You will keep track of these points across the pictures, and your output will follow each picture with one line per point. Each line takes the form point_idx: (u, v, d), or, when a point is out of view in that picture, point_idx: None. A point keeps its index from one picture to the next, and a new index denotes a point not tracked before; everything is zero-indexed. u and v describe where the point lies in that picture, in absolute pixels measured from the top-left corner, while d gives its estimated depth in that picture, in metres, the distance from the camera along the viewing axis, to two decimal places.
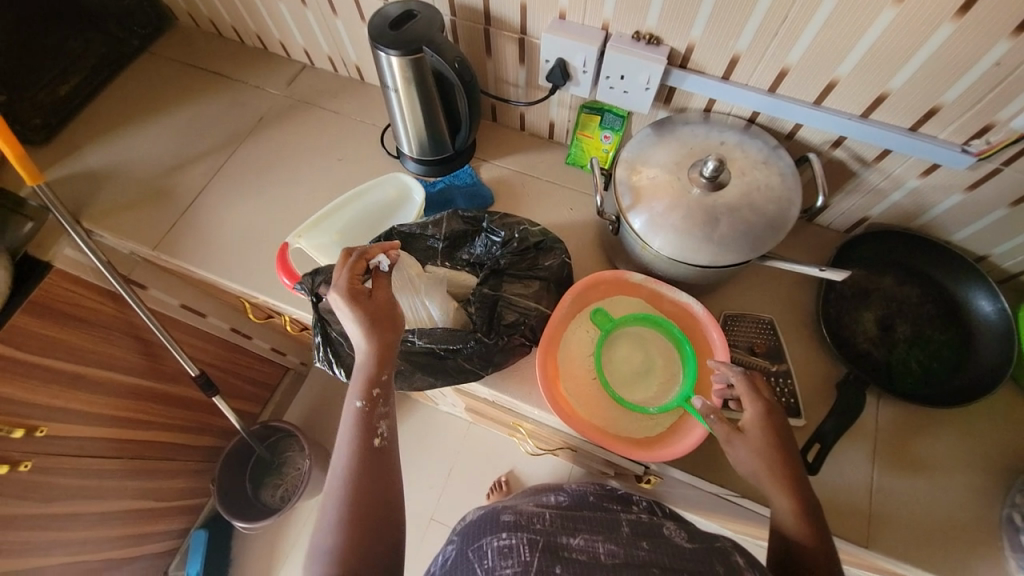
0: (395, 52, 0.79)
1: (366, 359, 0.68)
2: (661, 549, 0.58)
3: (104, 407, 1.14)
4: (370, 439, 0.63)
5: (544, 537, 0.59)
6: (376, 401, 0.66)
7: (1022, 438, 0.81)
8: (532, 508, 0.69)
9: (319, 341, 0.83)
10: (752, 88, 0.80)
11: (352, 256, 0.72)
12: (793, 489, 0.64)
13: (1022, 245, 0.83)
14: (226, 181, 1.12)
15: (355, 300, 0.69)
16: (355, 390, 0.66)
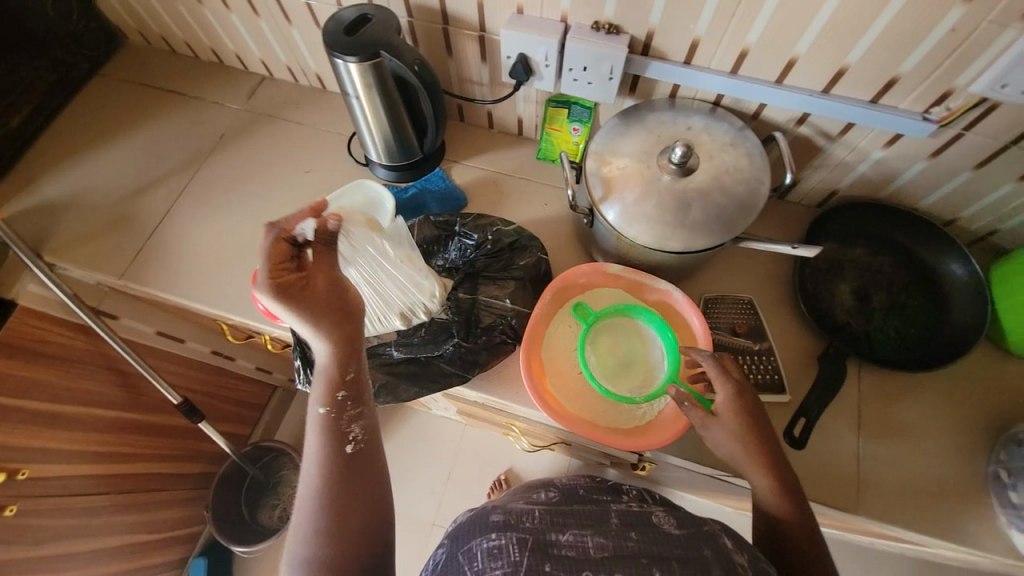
0: (353, 58, 0.77)
1: (324, 361, 0.64)
2: (650, 537, 0.58)
3: (87, 443, 1.10)
4: (342, 446, 0.62)
5: (534, 536, 0.58)
6: (342, 405, 0.63)
7: (1001, 394, 0.84)
8: (522, 505, 0.69)
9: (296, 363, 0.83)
10: (715, 70, 0.80)
11: (271, 238, 0.62)
12: (769, 467, 0.66)
13: (988, 207, 0.85)
14: (191, 202, 1.09)
15: (295, 299, 0.62)
16: (319, 394, 0.63)
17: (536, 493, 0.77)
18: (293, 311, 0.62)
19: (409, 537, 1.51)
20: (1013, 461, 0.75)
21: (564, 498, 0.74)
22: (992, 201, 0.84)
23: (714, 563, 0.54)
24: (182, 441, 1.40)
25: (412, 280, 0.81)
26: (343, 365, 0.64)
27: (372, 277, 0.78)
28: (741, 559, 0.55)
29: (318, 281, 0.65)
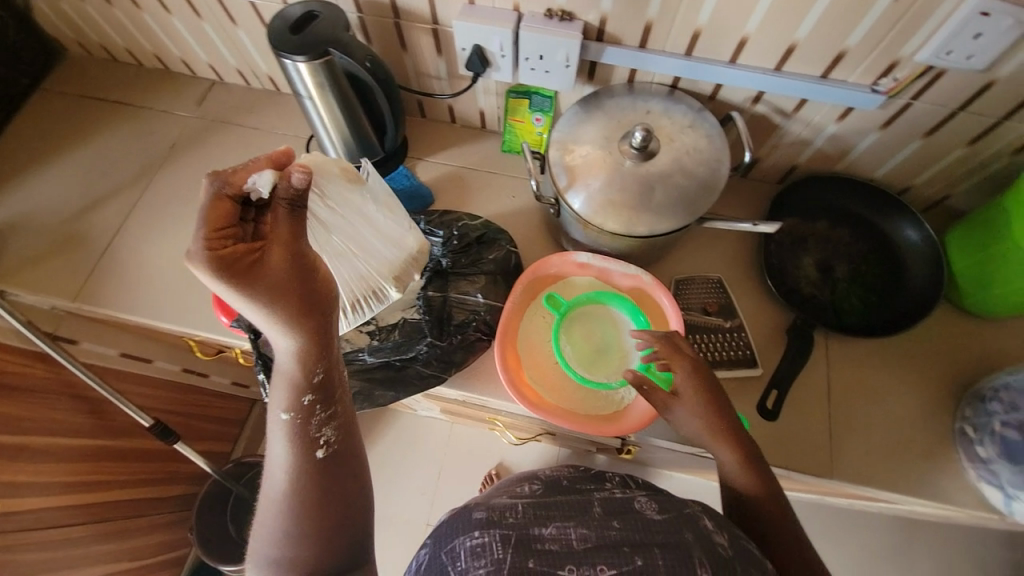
0: (301, 57, 0.75)
1: (287, 360, 0.58)
2: (632, 524, 0.58)
3: (57, 474, 1.06)
4: (313, 451, 0.59)
5: (517, 533, 0.57)
6: (309, 410, 0.59)
7: (962, 351, 0.87)
8: (504, 499, 0.67)
9: (263, 377, 0.77)
10: (670, 53, 0.80)
11: (214, 195, 0.50)
12: (733, 441, 0.67)
13: (939, 173, 0.88)
14: (146, 216, 1.04)
15: (243, 283, 0.52)
16: (283, 399, 0.58)
17: (521, 487, 0.74)
18: (242, 296, 0.53)
19: (404, 540, 1.50)
20: (978, 417, 0.78)
21: (547, 489, 0.72)
22: (942, 167, 0.87)
23: (694, 547, 0.54)
24: (159, 464, 1.36)
25: (397, 236, 0.78)
26: (308, 367, 0.58)
27: (357, 239, 0.74)
28: (721, 540, 0.57)
29: (275, 255, 0.53)
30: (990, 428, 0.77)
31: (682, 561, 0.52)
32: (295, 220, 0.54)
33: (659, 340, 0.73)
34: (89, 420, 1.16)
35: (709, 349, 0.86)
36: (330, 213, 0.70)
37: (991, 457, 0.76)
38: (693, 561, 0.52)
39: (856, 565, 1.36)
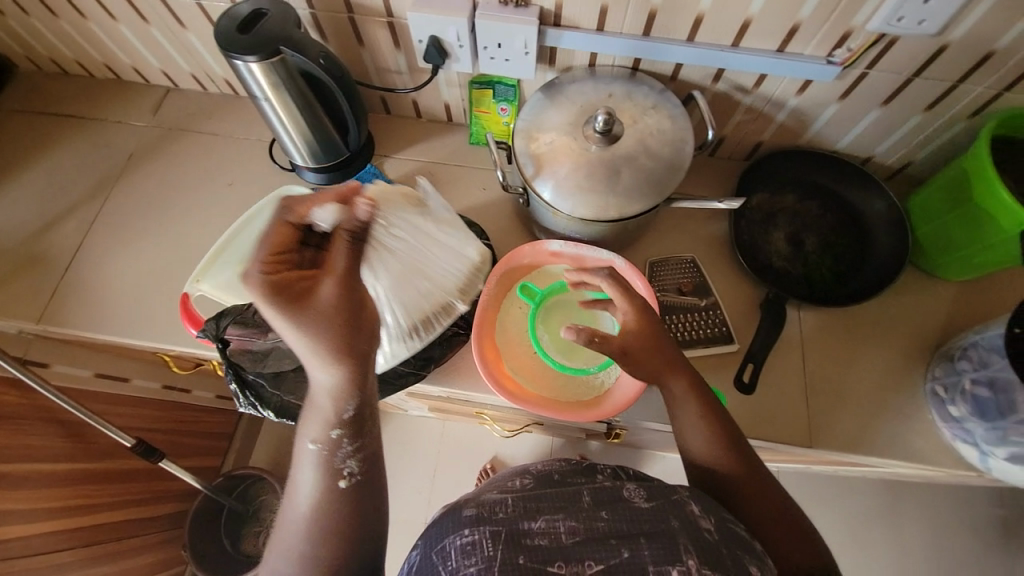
0: (252, 57, 0.73)
1: (323, 391, 0.58)
2: (621, 514, 0.57)
3: (37, 501, 1.03)
4: (336, 481, 0.57)
5: (508, 529, 0.56)
6: (337, 442, 0.58)
7: (931, 314, 0.89)
8: (493, 492, 0.64)
9: (235, 387, 0.73)
10: (628, 35, 0.80)
11: (282, 222, 0.62)
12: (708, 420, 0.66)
13: (899, 140, 0.89)
14: (108, 232, 1.01)
15: (290, 303, 0.57)
16: (315, 428, 0.58)
17: (509, 483, 0.67)
18: (287, 316, 0.56)
19: (405, 540, 1.49)
20: (947, 377, 0.81)
21: (539, 484, 0.65)
22: (903, 134, 0.88)
23: (680, 535, 0.54)
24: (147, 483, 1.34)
25: (458, 253, 0.83)
26: (341, 400, 0.58)
27: (424, 259, 0.80)
28: (707, 525, 0.56)
29: (324, 284, 0.59)
30: (960, 388, 0.78)
31: (668, 551, 0.52)
32: (347, 253, 0.62)
33: (608, 282, 0.74)
34: (68, 444, 1.11)
35: (686, 328, 0.87)
36: (399, 233, 0.77)
37: (964, 416, 0.78)
38: (679, 551, 0.52)
39: (849, 529, 1.39)
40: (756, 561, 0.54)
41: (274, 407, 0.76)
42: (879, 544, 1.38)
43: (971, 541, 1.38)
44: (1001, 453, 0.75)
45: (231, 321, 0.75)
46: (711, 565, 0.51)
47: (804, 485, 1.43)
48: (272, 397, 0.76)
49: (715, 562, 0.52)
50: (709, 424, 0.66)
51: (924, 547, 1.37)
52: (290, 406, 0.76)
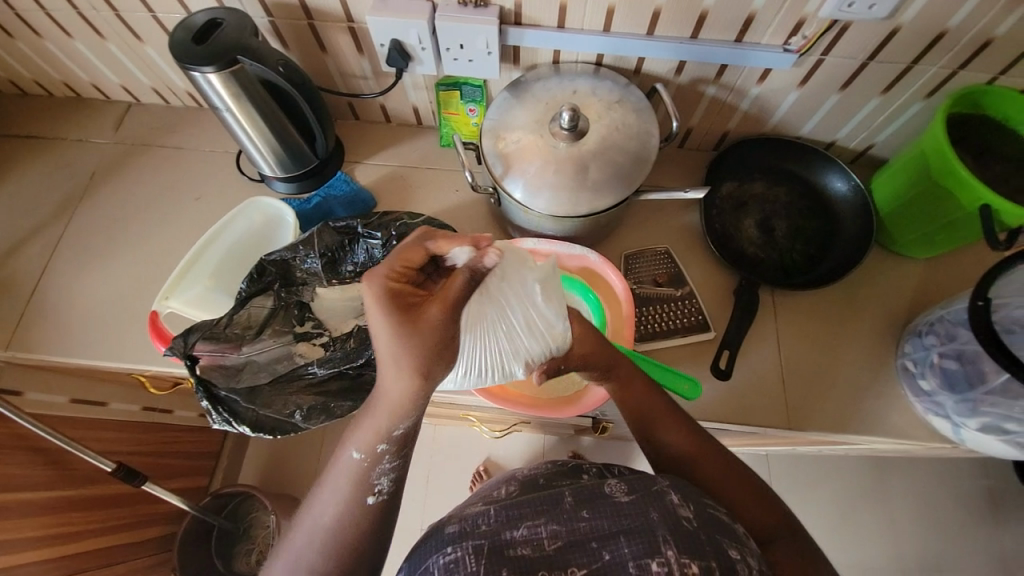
0: (209, 68, 0.72)
1: (386, 402, 0.57)
2: (601, 511, 0.57)
3: (20, 531, 0.99)
4: (365, 497, 0.58)
5: (492, 542, 0.56)
6: (379, 456, 0.59)
7: (900, 292, 0.91)
8: (478, 504, 0.65)
9: (206, 405, 0.72)
10: (589, 31, 0.80)
11: (414, 241, 0.62)
12: (675, 423, 0.69)
13: (860, 124, 0.91)
14: (75, 254, 0.99)
15: (397, 316, 0.55)
16: (364, 440, 0.58)
17: (496, 491, 0.69)
18: (388, 329, 0.55)
19: (402, 548, 1.48)
20: (916, 352, 0.83)
21: (524, 490, 0.67)
22: (864, 117, 0.90)
23: (660, 527, 0.54)
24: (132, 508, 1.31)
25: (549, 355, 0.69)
26: (397, 417, 0.57)
27: (521, 348, 0.65)
28: (686, 513, 0.57)
29: (431, 306, 0.56)
30: (929, 362, 0.81)
31: (648, 545, 0.53)
32: (463, 287, 0.58)
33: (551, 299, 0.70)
34: (48, 471, 1.08)
35: (663, 319, 0.88)
36: (511, 310, 0.63)
37: (934, 390, 0.80)
38: (658, 543, 0.53)
39: (841, 508, 1.42)
40: (736, 546, 0.55)
41: (250, 421, 0.74)
42: (870, 520, 1.41)
43: (960, 510, 1.41)
44: (972, 425, 0.76)
45: (200, 337, 0.72)
46: (691, 555, 0.52)
47: (794, 467, 1.46)
48: (247, 412, 0.74)
49: (694, 551, 0.52)
50: (675, 423, 0.69)
51: (914, 519, 1.40)
52: (267, 420, 0.74)
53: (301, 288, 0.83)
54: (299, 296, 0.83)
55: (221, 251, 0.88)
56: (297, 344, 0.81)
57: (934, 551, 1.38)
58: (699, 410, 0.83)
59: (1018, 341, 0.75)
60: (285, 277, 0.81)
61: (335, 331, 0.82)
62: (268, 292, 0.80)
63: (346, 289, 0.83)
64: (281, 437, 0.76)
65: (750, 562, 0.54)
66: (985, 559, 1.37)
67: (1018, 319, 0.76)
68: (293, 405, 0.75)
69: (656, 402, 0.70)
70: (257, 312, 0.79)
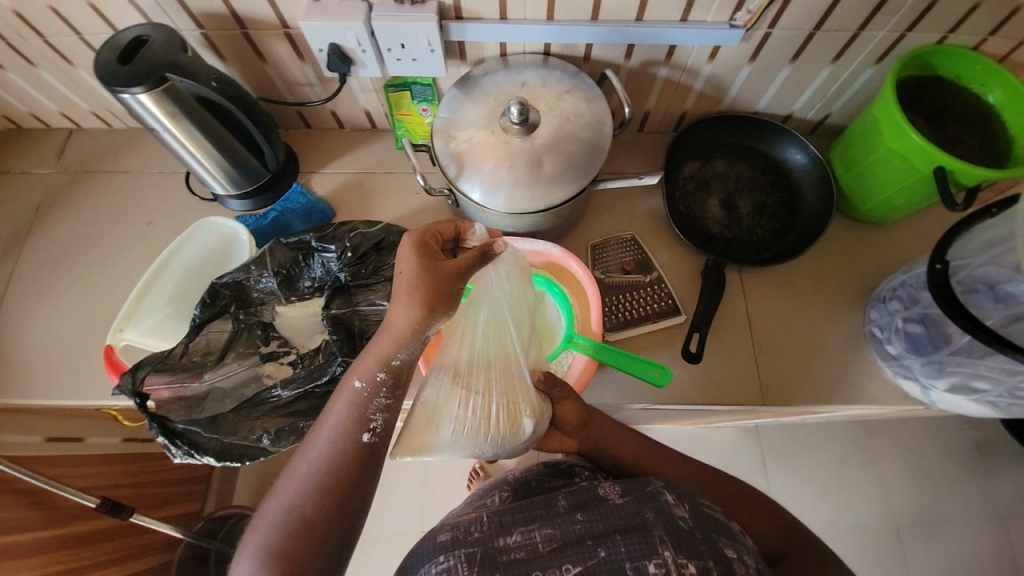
0: (138, 88, 0.69)
1: (390, 330, 0.65)
2: (596, 514, 0.53)
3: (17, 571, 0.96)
4: (359, 435, 0.61)
5: (484, 549, 0.52)
6: (378, 386, 0.64)
7: (865, 260, 0.91)
8: (471, 513, 0.60)
9: (164, 439, 0.70)
10: (532, 20, 0.78)
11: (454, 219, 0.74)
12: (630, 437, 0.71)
13: (814, 95, 0.91)
14: (28, 291, 0.95)
15: (426, 256, 0.66)
16: (366, 369, 0.64)
17: (488, 499, 0.63)
18: (416, 259, 0.66)
19: None
20: (881, 319, 0.84)
21: (515, 496, 0.62)
22: (817, 87, 0.89)
23: (657, 527, 0.50)
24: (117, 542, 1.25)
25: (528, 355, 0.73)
26: (399, 346, 0.65)
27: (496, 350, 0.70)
28: (682, 513, 0.52)
29: (448, 266, 0.66)
30: (895, 327, 0.82)
31: (645, 545, 0.49)
32: (471, 259, 0.68)
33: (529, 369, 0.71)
34: (38, 512, 1.07)
35: (634, 306, 0.87)
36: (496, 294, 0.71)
37: (901, 353, 0.81)
38: (655, 544, 0.49)
39: (838, 472, 1.40)
40: (734, 544, 0.51)
41: (213, 451, 0.72)
42: (868, 482, 1.39)
43: (961, 461, 1.39)
44: (941, 386, 0.77)
45: (150, 371, 0.71)
46: (688, 555, 0.48)
47: (787, 436, 1.44)
48: (210, 441, 0.73)
49: (691, 552, 0.48)
50: (628, 441, 0.70)
51: (913, 477, 1.39)
52: (232, 447, 0.73)
53: (260, 308, 0.83)
54: (259, 316, 0.82)
55: (177, 275, 0.86)
56: (264, 366, 0.79)
57: (934, 505, 1.36)
58: (674, 395, 0.83)
59: (979, 300, 0.74)
60: (241, 298, 0.81)
61: (302, 348, 0.81)
62: (225, 315, 0.80)
63: (304, 304, 0.83)
64: (250, 463, 0.74)
65: (747, 560, 0.50)
66: (987, 509, 1.36)
67: (981, 277, 0.75)
68: (259, 430, 0.73)
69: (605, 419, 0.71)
70: (216, 337, 0.79)
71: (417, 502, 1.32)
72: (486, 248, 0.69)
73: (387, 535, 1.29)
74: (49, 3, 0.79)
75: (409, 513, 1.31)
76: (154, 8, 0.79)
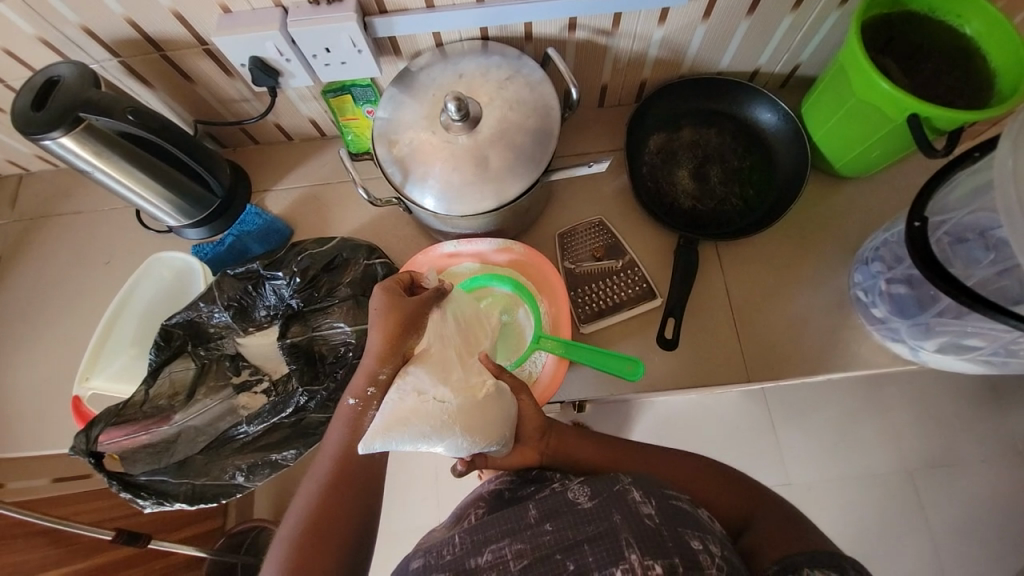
0: (54, 133, 0.65)
1: (370, 350, 0.63)
2: (565, 521, 0.51)
3: None
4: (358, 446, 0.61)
5: (455, 572, 0.50)
6: (370, 400, 0.62)
7: (847, 218, 0.87)
8: (445, 534, 0.59)
9: (129, 494, 0.70)
10: (461, 5, 0.73)
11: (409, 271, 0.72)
12: (589, 437, 0.68)
13: (779, 47, 0.84)
14: (3, 345, 0.95)
15: (391, 294, 0.65)
16: (356, 384, 0.63)
17: (465, 517, 0.62)
18: (383, 298, 0.64)
19: None
20: (865, 282, 0.80)
21: (491, 510, 0.61)
22: (781, 38, 0.83)
23: (623, 529, 0.49)
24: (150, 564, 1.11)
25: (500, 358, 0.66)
26: (382, 362, 0.62)
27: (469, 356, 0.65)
28: (648, 510, 0.51)
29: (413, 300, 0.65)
30: (879, 290, 0.78)
31: (611, 551, 0.48)
32: (432, 295, 0.66)
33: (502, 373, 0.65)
34: (59, 548, 0.92)
35: (609, 294, 0.84)
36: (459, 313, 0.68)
37: (886, 316, 0.77)
38: (621, 548, 0.48)
39: (850, 425, 1.33)
40: (700, 535, 0.50)
41: (183, 495, 0.73)
42: (880, 431, 1.32)
43: (982, 399, 1.31)
44: (929, 347, 0.74)
45: (104, 427, 0.71)
46: (654, 555, 0.47)
47: (795, 397, 1.36)
48: (179, 487, 0.74)
49: (657, 551, 0.47)
50: (587, 444, 0.68)
51: (929, 421, 1.31)
52: (204, 489, 0.74)
53: (221, 341, 0.84)
54: (223, 350, 0.84)
55: (135, 316, 0.86)
56: (238, 397, 0.82)
57: (951, 447, 1.30)
58: (657, 380, 0.80)
59: (968, 250, 0.69)
60: (196, 334, 0.82)
61: (274, 375, 0.84)
62: (184, 355, 0.82)
63: (263, 334, 0.85)
64: (226, 502, 0.75)
65: (714, 550, 0.49)
66: (1015, 447, 1.28)
67: (970, 225, 0.69)
68: (231, 468, 0.75)
69: (565, 431, 0.68)
70: (181, 376, 0.81)
71: (424, 500, 1.30)
72: (444, 287, 0.68)
73: (395, 536, 1.28)
74: None
75: (416, 514, 1.29)
76: (67, 44, 0.75)
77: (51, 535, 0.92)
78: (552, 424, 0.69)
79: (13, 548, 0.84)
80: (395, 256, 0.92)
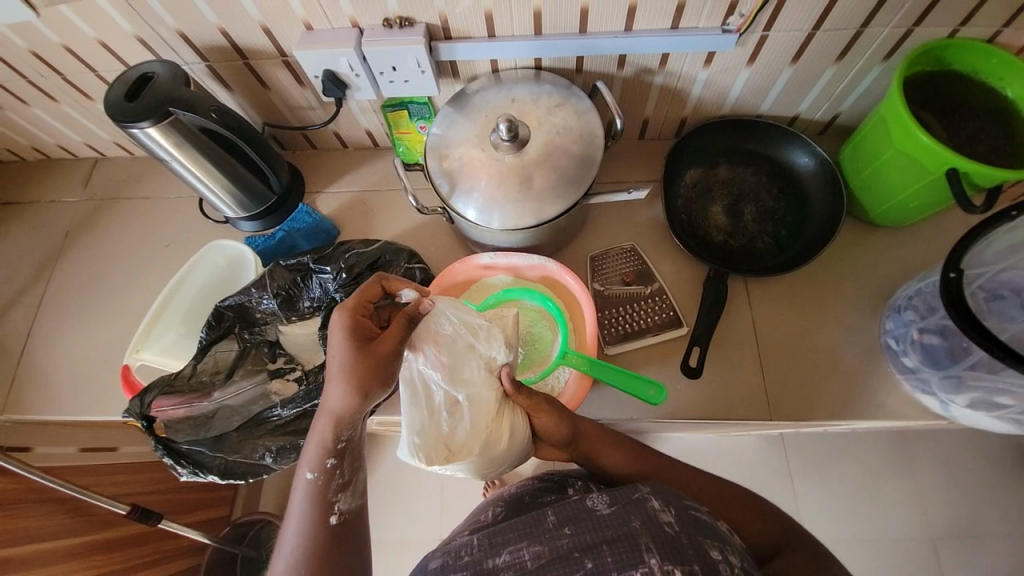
0: (144, 123, 0.72)
1: (327, 411, 0.62)
2: (584, 526, 0.52)
3: None
4: (327, 517, 0.61)
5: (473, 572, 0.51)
6: (330, 473, 0.62)
7: (879, 265, 0.88)
8: (463, 535, 0.60)
9: (170, 460, 0.77)
10: (520, 36, 0.79)
11: (373, 285, 0.67)
12: (619, 446, 0.68)
13: (820, 95, 0.87)
14: (60, 313, 1.02)
15: (358, 345, 0.63)
16: (313, 458, 0.62)
17: (484, 517, 0.64)
18: (346, 349, 0.62)
19: None
20: (897, 329, 0.80)
21: (508, 513, 0.63)
22: (823, 87, 0.86)
23: (643, 535, 0.49)
24: (153, 544, 1.14)
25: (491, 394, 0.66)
26: (338, 426, 0.62)
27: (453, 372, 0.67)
28: (667, 518, 0.51)
29: (381, 346, 0.64)
30: (910, 338, 0.78)
31: (630, 554, 0.48)
32: (397, 344, 0.65)
33: (516, 395, 0.66)
34: (74, 518, 0.96)
35: (635, 317, 0.86)
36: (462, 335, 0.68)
37: (917, 366, 0.77)
38: (641, 552, 0.48)
39: (869, 482, 1.28)
40: (719, 545, 0.50)
41: (216, 468, 0.80)
42: (902, 491, 1.27)
43: (1012, 469, 1.26)
44: (960, 401, 0.73)
45: (158, 394, 0.77)
46: (673, 560, 0.47)
47: (813, 446, 1.32)
48: (213, 460, 0.80)
49: (677, 557, 0.47)
50: (613, 452, 0.68)
51: (952, 485, 1.26)
52: (235, 465, 0.80)
53: (264, 328, 0.89)
54: (265, 335, 0.89)
55: (188, 296, 0.92)
56: (271, 383, 0.86)
57: (976, 516, 1.24)
58: (678, 408, 0.81)
59: (1003, 307, 0.70)
60: (244, 318, 0.87)
61: (307, 364, 0.88)
62: (231, 336, 0.87)
63: (305, 323, 0.89)
64: (252, 480, 0.82)
65: (733, 561, 0.49)
66: None
67: (1005, 282, 0.70)
68: (262, 449, 0.80)
69: (600, 435, 0.69)
70: (224, 356, 0.86)
71: (430, 509, 1.31)
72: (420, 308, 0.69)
73: (398, 542, 1.29)
74: (64, 44, 0.85)
75: (421, 522, 1.30)
76: (160, 44, 0.84)
77: (69, 503, 0.96)
78: (577, 435, 0.68)
79: (27, 513, 0.87)
80: (432, 263, 0.96)
